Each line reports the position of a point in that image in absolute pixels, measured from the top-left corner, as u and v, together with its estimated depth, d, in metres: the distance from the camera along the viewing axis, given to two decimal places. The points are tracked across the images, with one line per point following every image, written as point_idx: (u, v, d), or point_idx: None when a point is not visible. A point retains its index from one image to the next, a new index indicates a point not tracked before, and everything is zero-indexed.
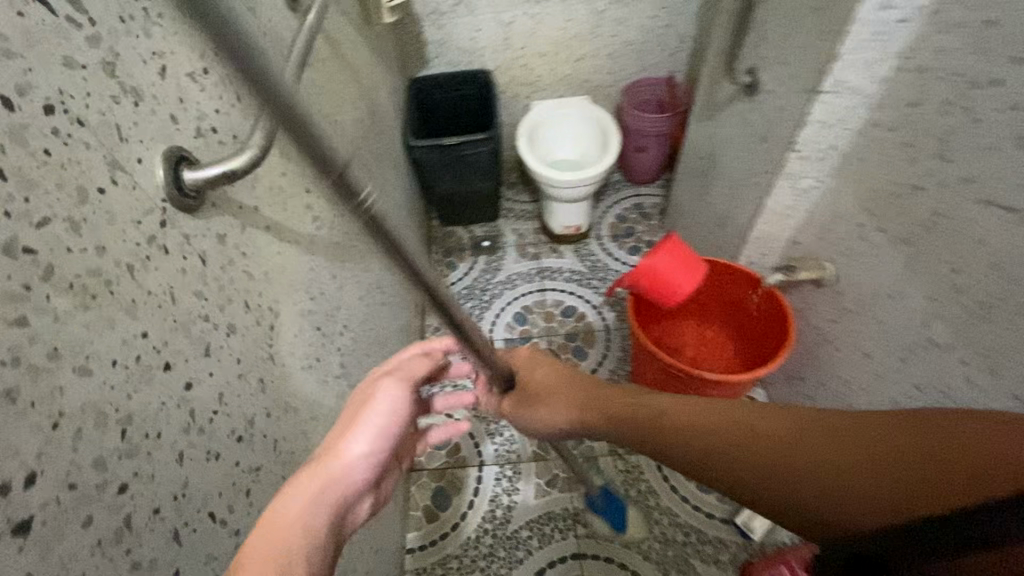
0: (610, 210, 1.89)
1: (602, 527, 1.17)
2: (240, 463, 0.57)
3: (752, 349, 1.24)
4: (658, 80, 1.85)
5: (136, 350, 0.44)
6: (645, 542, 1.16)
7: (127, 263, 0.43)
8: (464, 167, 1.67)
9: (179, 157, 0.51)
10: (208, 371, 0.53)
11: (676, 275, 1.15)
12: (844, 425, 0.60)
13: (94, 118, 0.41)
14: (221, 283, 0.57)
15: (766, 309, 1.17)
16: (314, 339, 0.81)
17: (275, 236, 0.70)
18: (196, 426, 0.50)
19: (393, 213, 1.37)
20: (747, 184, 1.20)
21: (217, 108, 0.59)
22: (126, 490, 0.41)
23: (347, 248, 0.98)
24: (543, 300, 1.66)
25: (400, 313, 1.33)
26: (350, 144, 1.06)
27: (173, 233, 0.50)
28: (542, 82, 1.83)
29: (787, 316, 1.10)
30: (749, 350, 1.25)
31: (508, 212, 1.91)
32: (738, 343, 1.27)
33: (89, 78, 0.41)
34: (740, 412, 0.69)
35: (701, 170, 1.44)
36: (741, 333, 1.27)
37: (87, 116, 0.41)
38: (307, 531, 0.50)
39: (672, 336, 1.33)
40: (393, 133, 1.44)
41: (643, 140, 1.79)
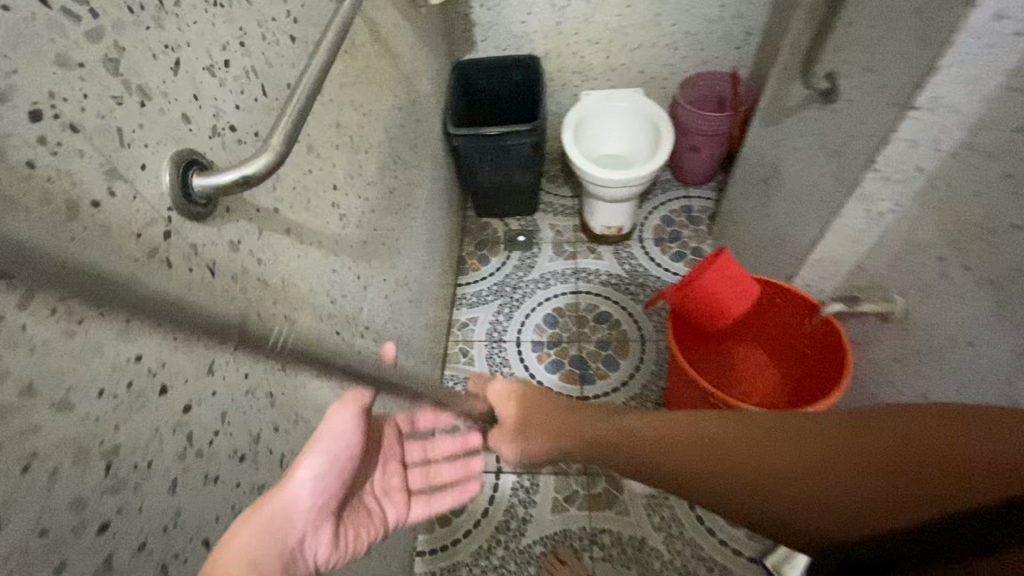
0: (655, 211, 1.79)
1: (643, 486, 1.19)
2: (242, 483, 0.55)
3: (805, 383, 1.12)
4: (717, 74, 1.71)
5: (129, 375, 0.40)
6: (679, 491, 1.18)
7: (123, 282, 0.40)
8: (504, 158, 1.60)
9: (189, 161, 0.47)
10: (212, 391, 0.50)
11: (724, 294, 1.06)
12: (822, 428, 0.60)
13: (90, 123, 0.38)
14: (232, 293, 0.53)
15: (820, 339, 1.07)
16: (333, 344, 0.77)
17: (296, 239, 0.66)
18: (194, 451, 0.47)
19: (426, 205, 1.33)
20: (809, 201, 1.10)
21: (237, 104, 0.55)
22: (108, 528, 0.39)
23: (374, 245, 0.94)
24: (576, 303, 1.59)
25: (426, 309, 1.30)
26: (384, 134, 1.01)
27: (179, 246, 0.46)
28: (593, 71, 1.72)
29: (844, 350, 1.00)
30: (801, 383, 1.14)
31: (547, 207, 1.84)
32: (785, 372, 1.18)
33: (84, 79, 0.37)
34: (703, 426, 0.68)
35: (761, 178, 1.33)
36: (794, 364, 1.16)
37: (82, 121, 0.37)
38: (251, 567, 0.50)
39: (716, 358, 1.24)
40: (432, 120, 1.39)
41: (696, 139, 1.68)
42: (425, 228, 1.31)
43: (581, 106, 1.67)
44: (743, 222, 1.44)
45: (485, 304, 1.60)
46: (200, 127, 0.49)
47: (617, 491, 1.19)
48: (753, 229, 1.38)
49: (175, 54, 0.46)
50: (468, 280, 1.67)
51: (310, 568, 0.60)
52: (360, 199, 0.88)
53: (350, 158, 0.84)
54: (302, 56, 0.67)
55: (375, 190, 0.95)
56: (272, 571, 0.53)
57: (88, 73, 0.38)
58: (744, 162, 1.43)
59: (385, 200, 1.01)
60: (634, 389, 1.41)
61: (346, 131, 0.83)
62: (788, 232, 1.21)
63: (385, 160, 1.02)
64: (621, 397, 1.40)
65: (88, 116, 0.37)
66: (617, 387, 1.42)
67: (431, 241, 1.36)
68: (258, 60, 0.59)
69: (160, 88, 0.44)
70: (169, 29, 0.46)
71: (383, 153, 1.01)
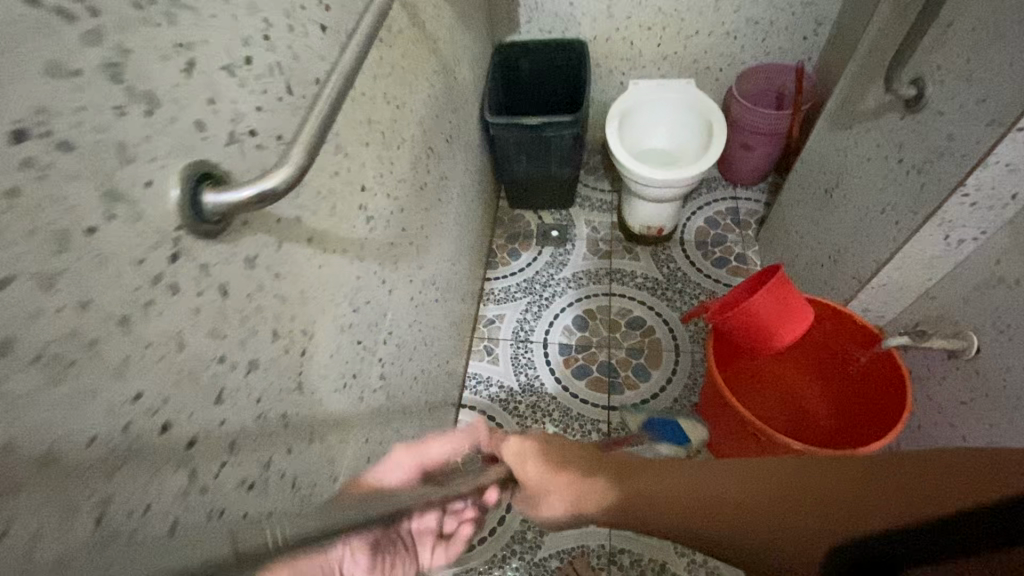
0: (698, 212, 1.69)
1: (670, 451, 1.12)
2: (250, 514, 0.51)
3: (858, 422, 1.03)
4: (777, 67, 1.58)
5: (126, 417, 0.37)
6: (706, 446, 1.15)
7: (122, 315, 0.36)
8: (542, 149, 1.52)
9: (201, 175, 0.42)
10: (220, 421, 0.47)
11: (778, 318, 0.98)
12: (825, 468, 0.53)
13: (86, 140, 0.33)
14: (245, 314, 0.49)
15: (877, 373, 0.98)
16: (353, 355, 0.73)
17: (318, 248, 0.62)
18: (198, 487, 0.44)
19: (458, 198, 1.28)
20: (878, 219, 1.00)
21: (258, 105, 0.50)
22: None
23: (402, 246, 0.90)
24: (609, 306, 1.53)
25: (452, 307, 1.25)
26: (418, 127, 0.96)
27: (187, 268, 0.42)
28: (642, 59, 1.62)
29: (904, 388, 0.91)
30: (853, 421, 1.04)
31: (584, 201, 1.76)
32: (831, 402, 1.10)
33: (80, 90, 0.33)
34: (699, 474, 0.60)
35: (822, 187, 1.22)
36: (847, 399, 1.06)
37: (77, 138, 0.33)
38: None
39: (759, 381, 1.16)
40: (469, 108, 1.33)
41: (750, 138, 1.57)
42: (455, 223, 1.26)
43: (629, 96, 1.57)
44: (797, 232, 1.34)
45: (514, 301, 1.55)
46: (215, 134, 0.44)
47: None
48: (809, 242, 1.28)
49: (189, 53, 0.41)
50: (497, 274, 1.61)
51: None
52: (390, 199, 0.83)
53: (380, 155, 0.79)
54: (333, 49, 0.61)
55: (405, 188, 0.90)
56: None
57: (85, 82, 0.33)
58: (801, 168, 1.32)
59: (416, 197, 0.96)
60: (664, 402, 1.35)
61: (377, 127, 0.78)
62: (849, 250, 1.11)
63: (418, 154, 0.96)
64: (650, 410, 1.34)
65: (84, 133, 0.33)
66: (647, 398, 1.36)
67: (460, 236, 1.31)
68: (285, 55, 0.54)
69: (171, 93, 0.40)
70: (183, 26, 0.41)
71: (416, 148, 0.96)
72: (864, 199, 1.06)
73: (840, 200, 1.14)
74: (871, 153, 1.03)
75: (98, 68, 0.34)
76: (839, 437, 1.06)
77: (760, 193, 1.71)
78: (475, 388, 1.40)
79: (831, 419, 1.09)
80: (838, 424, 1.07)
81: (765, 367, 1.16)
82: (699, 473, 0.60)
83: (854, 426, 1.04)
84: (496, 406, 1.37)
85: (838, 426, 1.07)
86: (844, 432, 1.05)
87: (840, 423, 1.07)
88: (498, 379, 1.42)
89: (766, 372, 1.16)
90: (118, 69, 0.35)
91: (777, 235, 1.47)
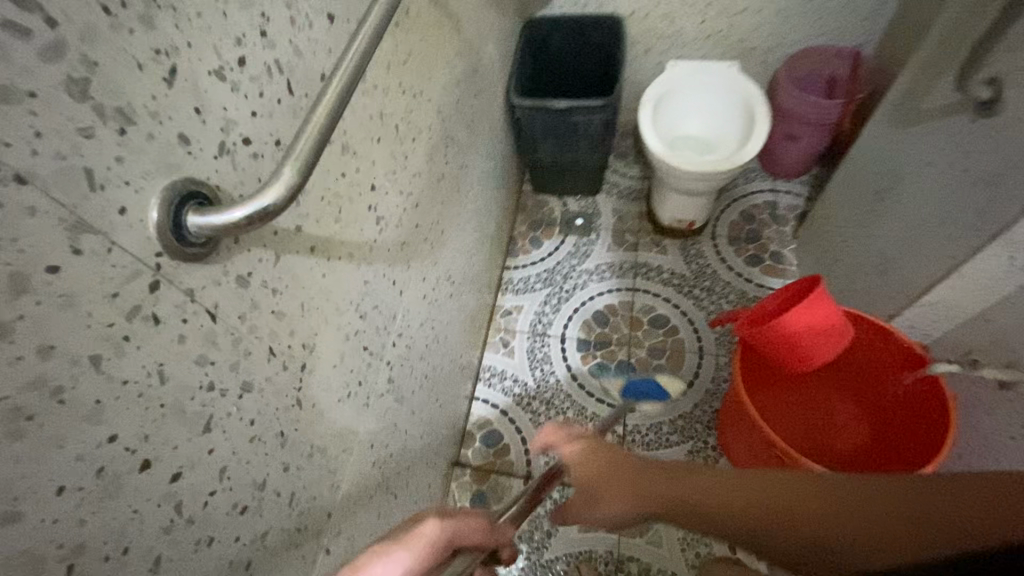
0: (733, 205, 1.60)
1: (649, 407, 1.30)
2: (244, 538, 0.50)
3: (899, 452, 0.96)
4: (828, 49, 1.46)
5: (100, 460, 0.35)
6: (681, 399, 1.31)
7: (92, 354, 0.33)
8: (570, 134, 1.45)
9: (185, 193, 0.39)
10: (209, 450, 0.44)
11: (818, 334, 0.94)
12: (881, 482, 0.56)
13: (43, 168, 0.30)
14: (238, 335, 0.47)
15: (922, 399, 0.91)
16: (360, 362, 0.71)
17: (321, 257, 0.59)
18: (184, 520, 0.42)
19: (477, 187, 1.22)
20: (945, 230, 0.91)
21: (253, 110, 0.46)
22: None
23: (415, 244, 0.86)
24: (631, 301, 1.47)
25: (467, 300, 1.22)
26: (437, 116, 0.90)
27: (169, 295, 0.39)
28: (680, 38, 1.51)
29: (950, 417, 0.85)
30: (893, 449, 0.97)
31: (612, 188, 1.68)
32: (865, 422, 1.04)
33: (32, 112, 0.29)
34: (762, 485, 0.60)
35: (872, 189, 1.13)
36: (891, 425, 0.99)
37: (33, 169, 0.29)
38: None
39: (794, 398, 1.11)
40: (493, 90, 1.26)
41: (796, 127, 1.46)
42: (473, 212, 1.21)
43: (668, 79, 1.47)
44: (841, 235, 1.25)
45: (533, 292, 1.51)
46: (202, 147, 0.41)
47: None
48: (854, 246, 1.19)
49: (170, 59, 0.37)
50: (517, 263, 1.57)
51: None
52: (403, 196, 0.79)
53: (393, 150, 0.74)
54: (341, 41, 0.56)
55: (420, 183, 0.86)
56: None
57: (41, 103, 0.30)
58: (850, 168, 1.22)
59: (432, 190, 0.91)
60: (684, 406, 1.30)
61: (391, 121, 0.73)
62: (902, 259, 1.03)
63: (436, 145, 0.91)
64: (669, 413, 1.30)
65: (39, 160, 0.30)
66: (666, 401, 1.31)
67: (478, 226, 1.26)
68: (285, 51, 0.49)
69: (148, 106, 0.36)
70: (163, 29, 0.36)
71: (434, 138, 0.90)
72: (920, 207, 0.97)
73: (892, 205, 1.05)
74: (933, 157, 0.94)
75: (57, 86, 0.30)
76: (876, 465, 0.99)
77: (801, 186, 1.60)
78: (489, 380, 1.38)
79: (870, 446, 1.02)
80: (876, 451, 1.00)
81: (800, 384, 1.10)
82: (758, 490, 0.60)
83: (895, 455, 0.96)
84: (510, 400, 1.35)
85: (877, 454, 1.00)
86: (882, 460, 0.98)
87: (878, 451, 1.00)
88: (513, 373, 1.39)
89: (797, 389, 1.10)
90: (80, 85, 0.31)
91: (818, 235, 1.38)
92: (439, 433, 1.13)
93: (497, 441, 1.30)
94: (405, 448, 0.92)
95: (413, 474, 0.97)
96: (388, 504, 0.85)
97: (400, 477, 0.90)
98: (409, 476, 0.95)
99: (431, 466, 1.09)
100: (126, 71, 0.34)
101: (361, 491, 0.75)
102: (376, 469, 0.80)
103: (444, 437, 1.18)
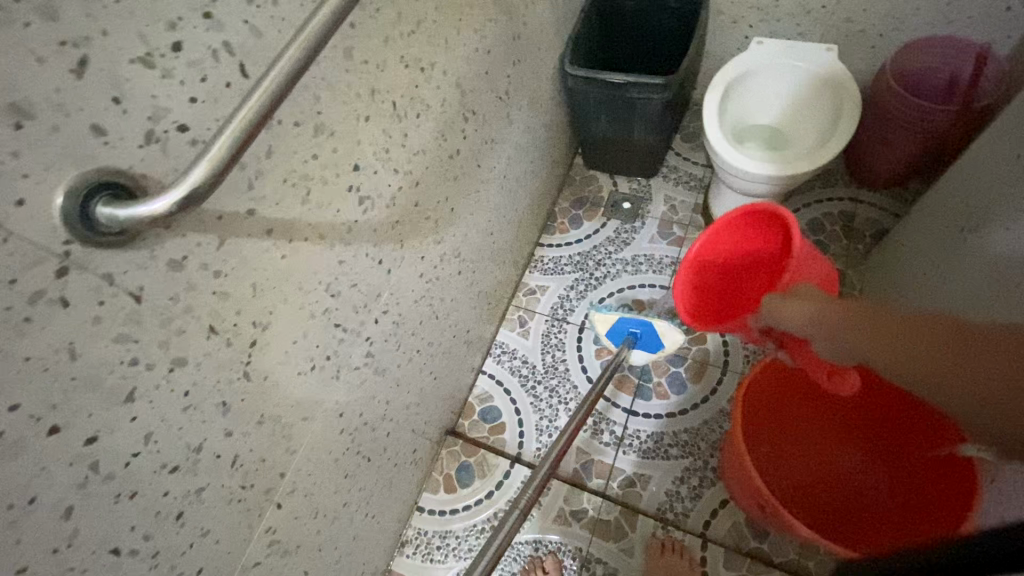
0: (802, 210, 1.42)
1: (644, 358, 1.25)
2: (172, 491, 0.55)
3: (938, 457, 0.85)
4: (958, 42, 1.22)
5: (10, 422, 0.39)
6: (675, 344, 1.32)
7: (14, 324, 0.38)
8: (625, 113, 1.32)
9: (114, 187, 0.40)
10: (131, 417, 0.48)
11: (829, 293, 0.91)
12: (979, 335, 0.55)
13: None
14: (170, 314, 0.49)
15: (922, 476, 0.89)
16: (327, 342, 0.72)
17: (283, 241, 0.59)
18: (101, 477, 0.47)
19: (509, 160, 1.17)
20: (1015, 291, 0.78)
21: (193, 95, 0.45)
22: None
23: (412, 223, 0.84)
24: (662, 301, 1.38)
25: (482, 274, 1.21)
26: (455, 88, 0.85)
27: (81, 279, 0.41)
28: (773, 11, 1.35)
29: (943, 494, 0.82)
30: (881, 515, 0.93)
31: (670, 173, 1.55)
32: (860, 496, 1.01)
33: None
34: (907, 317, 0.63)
35: (958, 226, 0.99)
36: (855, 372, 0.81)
37: None
38: (321, 423, 0.77)
39: (793, 447, 1.09)
40: (542, 56, 1.17)
41: (887, 128, 1.26)
42: (500, 189, 1.17)
43: (755, 55, 1.30)
44: (913, 274, 1.10)
45: (561, 275, 1.45)
46: (122, 137, 0.41)
47: (628, 527, 1.15)
48: (920, 290, 1.05)
49: (79, 50, 0.37)
50: (552, 241, 1.50)
51: (313, 423, 0.75)
52: (400, 175, 0.77)
53: (391, 127, 0.72)
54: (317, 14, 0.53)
55: (425, 160, 0.83)
56: (318, 426, 0.76)
57: None
58: (937, 194, 1.08)
59: (440, 167, 0.88)
60: (691, 420, 1.23)
61: (390, 96, 0.70)
62: (961, 310, 0.91)
63: (452, 119, 0.87)
64: (675, 423, 1.23)
65: None
66: (675, 412, 1.25)
67: (507, 201, 1.22)
68: (240, 31, 0.47)
69: (51, 99, 0.36)
70: (73, 22, 0.36)
71: (451, 113, 0.86)
72: (1001, 259, 0.84)
73: (975, 247, 0.92)
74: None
75: None
76: (897, 487, 0.95)
77: (889, 199, 1.40)
78: (499, 357, 1.38)
79: (865, 439, 1.04)
80: (901, 433, 0.97)
81: (806, 429, 1.09)
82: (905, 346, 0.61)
83: (914, 473, 0.92)
84: (515, 379, 1.35)
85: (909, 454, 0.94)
86: (932, 477, 0.86)
87: (885, 442, 1.00)
88: (524, 354, 1.37)
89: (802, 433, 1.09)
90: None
91: (890, 266, 1.21)
92: (432, 402, 1.16)
93: (494, 418, 1.31)
94: (383, 416, 0.95)
95: (391, 440, 1.01)
96: (355, 467, 0.90)
97: (375, 443, 0.95)
98: (387, 442, 1.00)
99: (419, 431, 1.13)
100: (56, 74, 0.36)
101: (320, 454, 0.79)
102: (343, 436, 0.84)
103: (440, 406, 1.20)
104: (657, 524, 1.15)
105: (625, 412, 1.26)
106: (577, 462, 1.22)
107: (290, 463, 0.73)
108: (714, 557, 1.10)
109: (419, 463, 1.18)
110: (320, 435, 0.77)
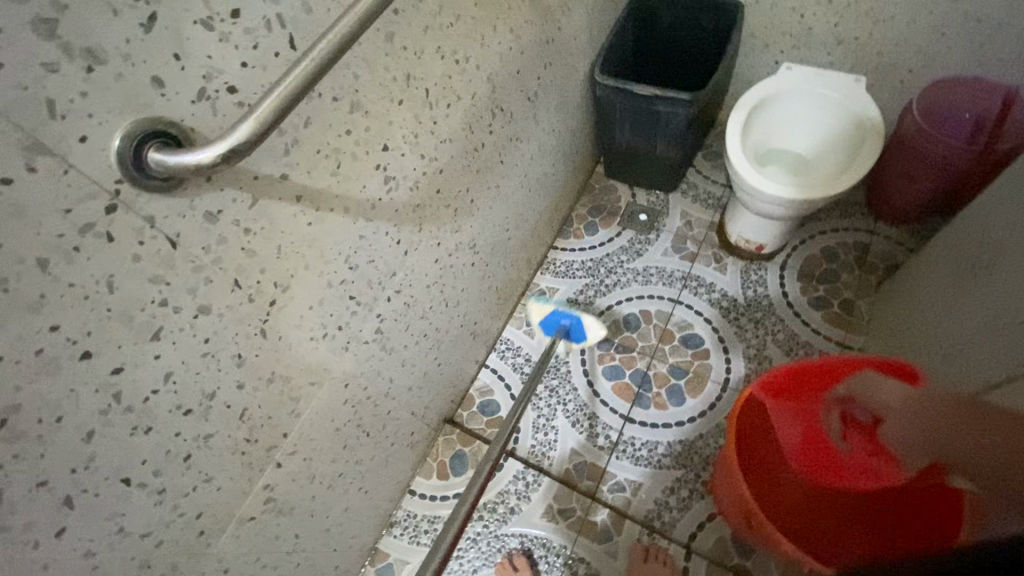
0: (816, 237, 1.43)
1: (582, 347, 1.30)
2: (184, 433, 0.58)
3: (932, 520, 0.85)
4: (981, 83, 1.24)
5: (47, 342, 0.43)
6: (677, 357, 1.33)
7: (61, 251, 0.41)
8: (650, 125, 1.35)
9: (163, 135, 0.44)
10: (155, 355, 0.51)
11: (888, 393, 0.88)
12: None
13: (24, 97, 0.37)
14: (200, 262, 0.52)
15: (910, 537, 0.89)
16: (339, 313, 0.75)
17: (310, 208, 0.62)
18: (121, 408, 0.50)
19: (531, 161, 1.20)
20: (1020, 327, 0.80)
21: (244, 60, 0.48)
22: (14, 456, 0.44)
23: (432, 209, 0.87)
24: (670, 313, 1.39)
25: (494, 269, 1.23)
26: (485, 84, 0.88)
27: (126, 219, 0.44)
28: (805, 39, 1.36)
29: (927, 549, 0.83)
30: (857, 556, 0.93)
31: (689, 189, 1.56)
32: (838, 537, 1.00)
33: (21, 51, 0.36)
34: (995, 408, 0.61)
35: (972, 262, 0.99)
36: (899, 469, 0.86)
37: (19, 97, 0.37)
38: (326, 391, 0.80)
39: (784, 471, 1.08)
40: (574, 62, 1.20)
41: (908, 162, 1.27)
42: (520, 187, 1.20)
43: (781, 80, 1.32)
44: (923, 308, 1.10)
45: (572, 279, 1.47)
46: (177, 92, 0.44)
47: (614, 531, 1.16)
48: (927, 325, 1.06)
49: (150, 6, 0.41)
50: (566, 245, 1.52)
51: (319, 390, 0.78)
52: (426, 160, 0.80)
53: (422, 113, 0.75)
54: None
55: (450, 149, 0.86)
56: (324, 393, 0.79)
57: (24, 43, 0.36)
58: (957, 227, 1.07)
59: (464, 158, 0.91)
60: (687, 434, 1.24)
61: (424, 83, 0.73)
62: (964, 344, 0.93)
63: (480, 113, 0.90)
64: (670, 434, 1.24)
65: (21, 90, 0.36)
66: (672, 423, 1.26)
67: (525, 200, 1.25)
68: (293, 6, 0.50)
69: (120, 49, 0.40)
70: None
71: (479, 107, 0.89)
72: (1008, 297, 0.86)
73: (984, 283, 0.93)
74: None
75: (49, 34, 0.37)
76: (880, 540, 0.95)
77: (905, 234, 1.40)
78: (503, 353, 1.40)
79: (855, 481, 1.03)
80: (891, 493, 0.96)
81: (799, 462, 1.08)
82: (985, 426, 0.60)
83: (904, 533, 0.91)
84: (516, 376, 1.36)
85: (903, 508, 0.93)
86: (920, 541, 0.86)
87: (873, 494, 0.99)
88: (527, 351, 1.39)
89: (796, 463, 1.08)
90: (68, 33, 0.37)
91: (899, 304, 1.21)
92: (434, 388, 1.18)
93: (493, 411, 1.33)
94: (386, 395, 0.98)
95: (391, 419, 1.04)
96: (354, 440, 0.93)
97: (376, 419, 0.98)
98: (386, 420, 1.02)
99: (418, 415, 1.15)
100: (125, 27, 0.40)
101: (323, 421, 0.82)
102: (346, 407, 0.87)
103: (440, 394, 1.23)
104: (642, 530, 1.16)
105: (621, 419, 1.27)
106: (570, 462, 1.23)
107: (294, 424, 0.76)
108: (697, 569, 1.11)
109: (415, 446, 1.20)
110: (324, 402, 0.80)
